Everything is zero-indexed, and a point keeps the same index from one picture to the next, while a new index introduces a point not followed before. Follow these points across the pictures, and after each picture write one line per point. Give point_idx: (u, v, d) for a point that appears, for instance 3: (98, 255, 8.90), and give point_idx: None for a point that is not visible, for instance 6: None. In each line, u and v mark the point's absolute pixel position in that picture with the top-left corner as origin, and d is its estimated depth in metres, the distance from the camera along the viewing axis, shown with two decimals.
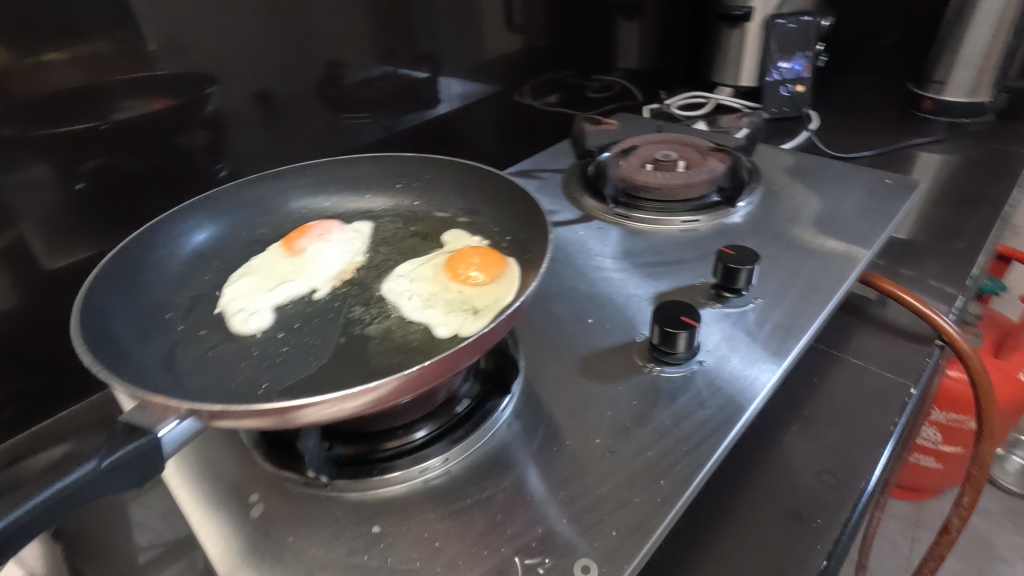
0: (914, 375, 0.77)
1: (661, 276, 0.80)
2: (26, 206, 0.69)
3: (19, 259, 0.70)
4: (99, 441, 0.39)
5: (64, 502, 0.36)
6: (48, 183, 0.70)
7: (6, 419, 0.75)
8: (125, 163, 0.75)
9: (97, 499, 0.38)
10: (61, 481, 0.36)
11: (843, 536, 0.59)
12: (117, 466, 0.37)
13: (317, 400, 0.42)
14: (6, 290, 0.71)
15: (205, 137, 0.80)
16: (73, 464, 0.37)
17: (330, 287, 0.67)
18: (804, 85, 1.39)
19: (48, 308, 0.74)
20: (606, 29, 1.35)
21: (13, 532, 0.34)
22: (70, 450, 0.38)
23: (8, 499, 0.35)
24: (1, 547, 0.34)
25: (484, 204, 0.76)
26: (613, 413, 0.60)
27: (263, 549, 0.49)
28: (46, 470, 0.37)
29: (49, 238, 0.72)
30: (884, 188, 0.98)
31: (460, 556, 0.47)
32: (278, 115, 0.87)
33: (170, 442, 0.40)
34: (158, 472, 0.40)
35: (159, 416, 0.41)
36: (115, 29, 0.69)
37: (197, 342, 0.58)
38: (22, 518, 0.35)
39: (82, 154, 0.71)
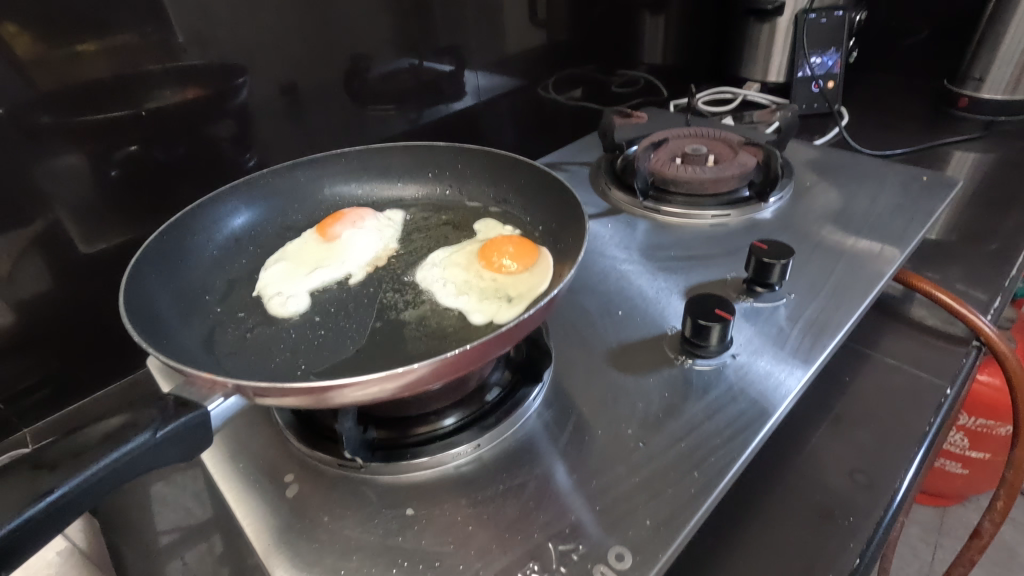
0: (950, 375, 0.75)
1: (690, 270, 0.79)
2: (61, 193, 0.71)
3: (54, 243, 0.72)
4: (152, 413, 0.40)
5: (119, 472, 0.37)
6: (82, 169, 0.71)
7: (43, 399, 0.78)
8: (155, 152, 0.76)
9: (149, 470, 0.39)
10: (117, 450, 0.37)
11: (876, 536, 0.58)
12: (167, 437, 0.38)
13: (358, 380, 0.42)
14: (43, 274, 0.72)
15: (232, 127, 0.82)
16: (127, 435, 0.38)
17: (364, 273, 0.68)
18: (835, 80, 1.38)
19: (84, 293, 0.76)
20: (632, 24, 1.34)
21: (73, 497, 0.35)
22: (124, 420, 0.39)
23: (68, 466, 0.36)
24: (62, 512, 0.35)
25: (515, 194, 0.76)
26: (643, 405, 0.60)
27: (298, 530, 0.50)
28: (103, 439, 0.38)
29: (85, 224, 0.74)
30: (919, 185, 0.96)
31: (492, 541, 0.48)
32: (305, 106, 0.88)
33: (218, 416, 0.41)
34: (205, 446, 0.41)
35: (207, 393, 0.41)
36: (150, 20, 0.71)
37: (235, 325, 0.59)
38: (82, 485, 0.36)
39: (115, 142, 0.73)
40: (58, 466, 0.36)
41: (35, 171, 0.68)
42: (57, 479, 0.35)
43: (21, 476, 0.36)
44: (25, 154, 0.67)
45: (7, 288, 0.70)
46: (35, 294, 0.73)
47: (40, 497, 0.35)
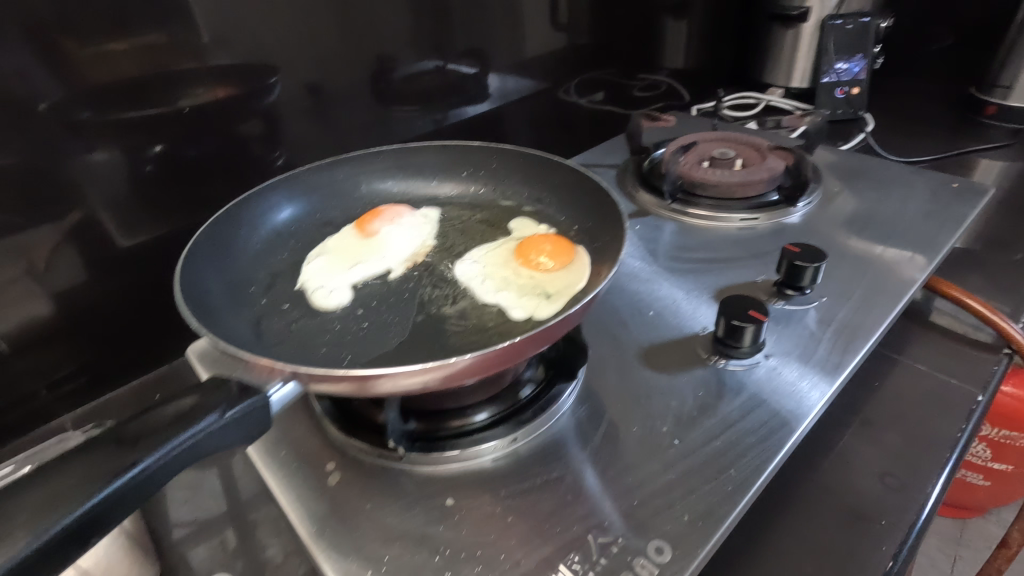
0: (981, 382, 0.75)
1: (720, 272, 0.80)
2: (96, 187, 0.73)
3: (91, 236, 0.74)
4: (218, 396, 0.42)
5: (191, 449, 0.39)
6: (116, 164, 0.73)
7: (79, 387, 0.80)
8: (188, 150, 0.78)
9: (218, 450, 0.41)
10: (189, 429, 0.39)
11: (908, 540, 0.58)
12: (234, 418, 0.40)
13: (405, 370, 0.43)
14: (78, 266, 0.74)
15: (262, 125, 0.84)
16: (197, 416, 0.40)
17: (403, 268, 0.69)
18: (860, 87, 1.37)
19: (118, 285, 0.78)
20: (655, 28, 1.35)
21: (153, 471, 0.38)
22: (194, 401, 0.41)
23: (147, 442, 0.38)
24: (143, 485, 0.37)
25: (549, 193, 0.77)
26: (678, 403, 0.60)
27: (340, 517, 0.51)
28: (176, 419, 0.40)
29: (119, 218, 0.76)
30: (950, 192, 0.96)
31: (531, 532, 0.49)
32: (333, 106, 0.90)
33: (276, 401, 0.42)
34: (266, 429, 0.43)
35: (266, 378, 0.43)
36: (179, 20, 0.72)
37: (280, 316, 0.61)
38: (161, 460, 0.38)
39: (150, 138, 0.75)
40: (138, 443, 0.38)
41: (73, 166, 0.70)
42: (138, 455, 0.38)
43: (104, 450, 0.38)
44: (61, 150, 0.69)
45: (45, 280, 0.72)
46: (70, 286, 0.75)
47: (123, 471, 0.37)
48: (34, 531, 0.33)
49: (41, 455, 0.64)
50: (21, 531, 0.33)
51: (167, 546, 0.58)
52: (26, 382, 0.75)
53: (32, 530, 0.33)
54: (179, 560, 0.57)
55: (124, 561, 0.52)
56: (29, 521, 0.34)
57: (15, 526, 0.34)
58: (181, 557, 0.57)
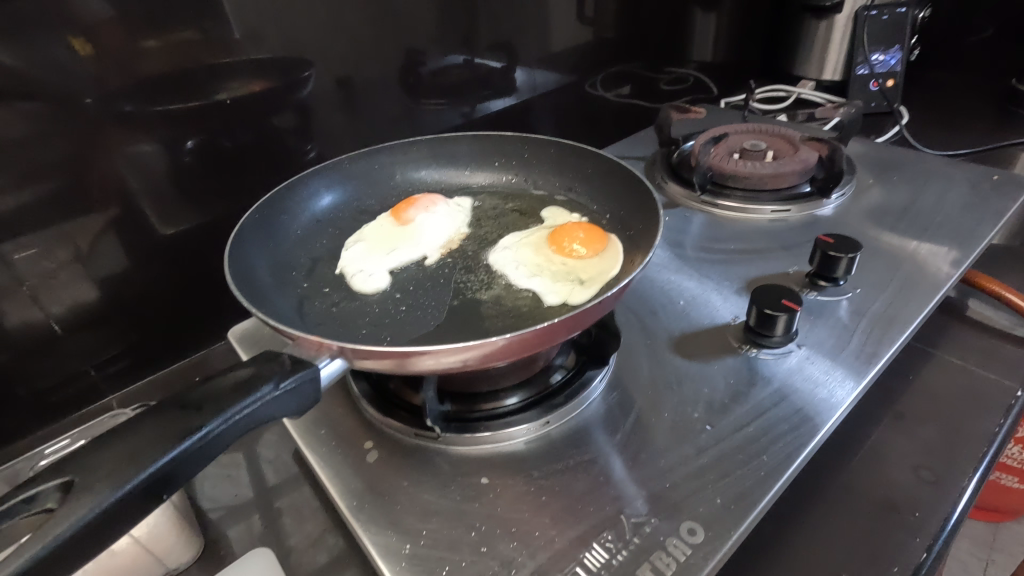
0: (1021, 377, 0.74)
1: (751, 263, 0.80)
2: (139, 177, 0.76)
3: (133, 224, 0.77)
4: (272, 367, 0.43)
5: (250, 417, 0.41)
6: (157, 155, 0.76)
7: (123, 370, 0.84)
8: (225, 140, 0.81)
9: (274, 417, 0.43)
10: (249, 397, 0.41)
11: (943, 532, 0.58)
12: (289, 388, 0.42)
13: (444, 348, 0.45)
14: (121, 253, 0.78)
15: (295, 118, 0.86)
16: (255, 385, 0.42)
17: (438, 254, 0.71)
18: (895, 79, 1.35)
19: (158, 272, 0.82)
20: (683, 21, 1.34)
21: (215, 436, 0.40)
22: (251, 372, 0.43)
23: (210, 409, 0.40)
24: (206, 448, 0.39)
25: (581, 183, 0.79)
26: (709, 391, 0.60)
27: (379, 493, 0.53)
28: (235, 387, 0.42)
29: (160, 206, 0.79)
30: (989, 184, 0.93)
31: (565, 511, 0.50)
32: (363, 100, 0.92)
33: (325, 375, 0.45)
34: (315, 401, 0.45)
35: (315, 353, 0.45)
36: (213, 16, 0.74)
37: (321, 299, 0.63)
38: (222, 426, 0.40)
39: (189, 130, 0.78)
40: (202, 407, 0.40)
41: (117, 157, 0.73)
42: (202, 420, 0.40)
43: (171, 413, 0.40)
44: (103, 141, 0.71)
45: (90, 265, 0.75)
46: (114, 272, 0.78)
47: (190, 434, 0.39)
48: (113, 484, 0.36)
49: (94, 429, 0.68)
50: (102, 485, 0.36)
51: (208, 521, 0.61)
52: (74, 364, 0.78)
53: (110, 484, 0.36)
54: (219, 535, 0.60)
55: (172, 531, 0.54)
56: (108, 476, 0.36)
57: (96, 480, 0.36)
58: (221, 531, 0.60)
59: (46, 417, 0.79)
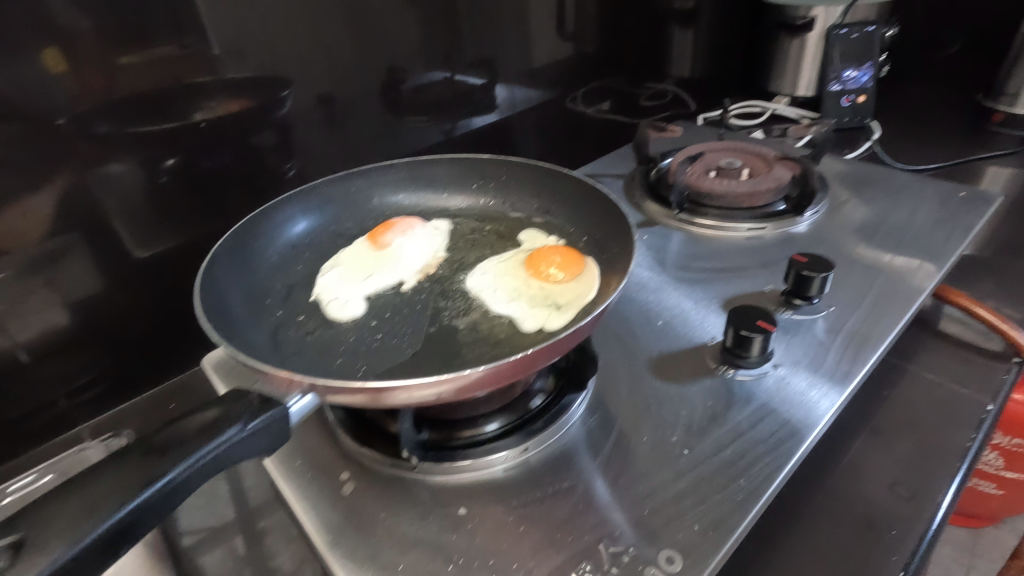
0: (991, 392, 0.75)
1: (728, 282, 0.81)
2: (114, 199, 0.75)
3: (108, 246, 0.76)
4: (240, 408, 0.43)
5: (216, 460, 0.40)
6: (131, 176, 0.75)
7: (97, 396, 0.82)
8: (201, 161, 0.80)
9: (242, 459, 0.42)
10: (214, 440, 0.40)
11: (919, 549, 0.58)
12: (257, 428, 0.41)
13: (416, 382, 0.44)
14: (95, 276, 0.76)
15: (275, 137, 0.85)
16: (221, 427, 0.41)
17: (416, 279, 0.71)
18: (865, 95, 1.37)
19: (132, 294, 0.80)
20: (662, 38, 1.36)
21: (179, 482, 0.39)
22: (218, 413, 0.42)
23: (174, 454, 0.40)
24: (171, 495, 0.39)
25: (559, 205, 0.79)
26: (688, 413, 0.61)
27: (355, 525, 0.52)
28: (201, 430, 0.41)
29: (133, 229, 0.77)
30: (958, 200, 0.96)
31: (544, 541, 0.49)
32: (343, 117, 0.91)
33: (295, 412, 0.44)
34: (285, 441, 0.44)
35: (284, 391, 0.45)
36: (191, 32, 0.74)
37: (296, 327, 0.62)
38: (187, 472, 0.39)
39: (165, 150, 0.77)
40: (166, 453, 0.40)
41: (89, 179, 0.72)
42: (165, 466, 0.39)
43: (133, 461, 0.39)
44: (73, 163, 0.70)
45: (61, 289, 0.74)
46: (86, 295, 0.76)
47: (152, 482, 0.38)
48: (70, 540, 0.35)
49: (64, 464, 0.69)
50: (58, 542, 0.35)
51: (181, 551, 0.59)
52: (45, 391, 0.77)
53: (67, 540, 0.35)
54: (193, 565, 0.58)
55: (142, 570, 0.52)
56: (64, 532, 0.35)
57: (51, 537, 0.35)
58: (196, 560, 0.58)
59: (17, 444, 0.76)
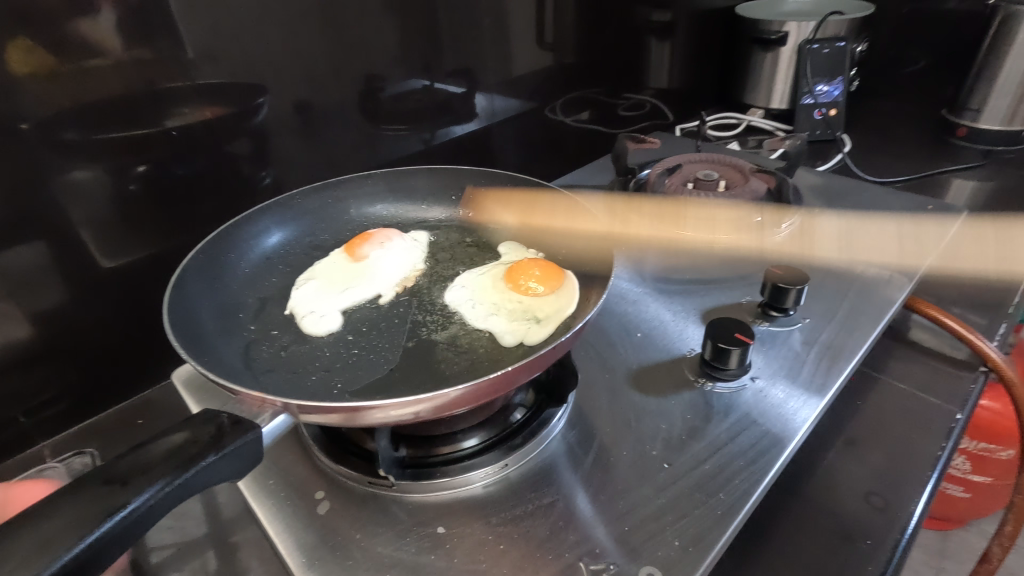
0: (960, 401, 0.77)
1: (706, 293, 0.81)
2: (77, 207, 0.72)
3: (73, 257, 0.73)
4: (209, 431, 0.42)
5: (182, 487, 0.39)
6: (98, 183, 0.72)
7: (61, 412, 0.79)
8: (173, 169, 0.78)
9: (210, 484, 0.41)
10: (182, 466, 0.39)
11: (893, 559, 0.59)
12: (226, 454, 0.41)
13: (390, 401, 0.43)
14: (57, 287, 0.73)
15: (250, 145, 0.84)
16: (189, 452, 0.40)
17: (394, 292, 0.70)
18: (837, 108, 1.40)
19: (97, 305, 0.77)
20: (640, 50, 1.37)
21: (144, 511, 0.38)
22: (185, 437, 0.41)
23: (138, 481, 0.38)
24: (134, 525, 0.37)
25: (538, 217, 0.79)
26: (667, 427, 0.61)
27: (331, 546, 0.51)
28: (167, 456, 0.40)
29: (102, 239, 0.75)
30: (926, 213, 0.98)
31: (525, 560, 0.49)
32: (319, 125, 0.90)
33: (268, 434, 0.44)
34: (255, 463, 0.44)
35: (255, 411, 0.44)
36: (162, 36, 0.72)
37: (269, 342, 0.61)
38: (152, 500, 0.38)
39: (134, 158, 0.74)
40: (129, 481, 0.38)
41: (51, 186, 0.69)
42: (129, 495, 0.37)
43: (93, 490, 0.38)
44: (37, 170, 0.67)
45: (20, 300, 0.71)
46: (48, 307, 0.73)
47: (115, 511, 0.37)
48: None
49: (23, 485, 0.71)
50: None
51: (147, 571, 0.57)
52: (6, 407, 0.74)
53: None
54: None
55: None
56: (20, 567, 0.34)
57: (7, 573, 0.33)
58: None
59: None
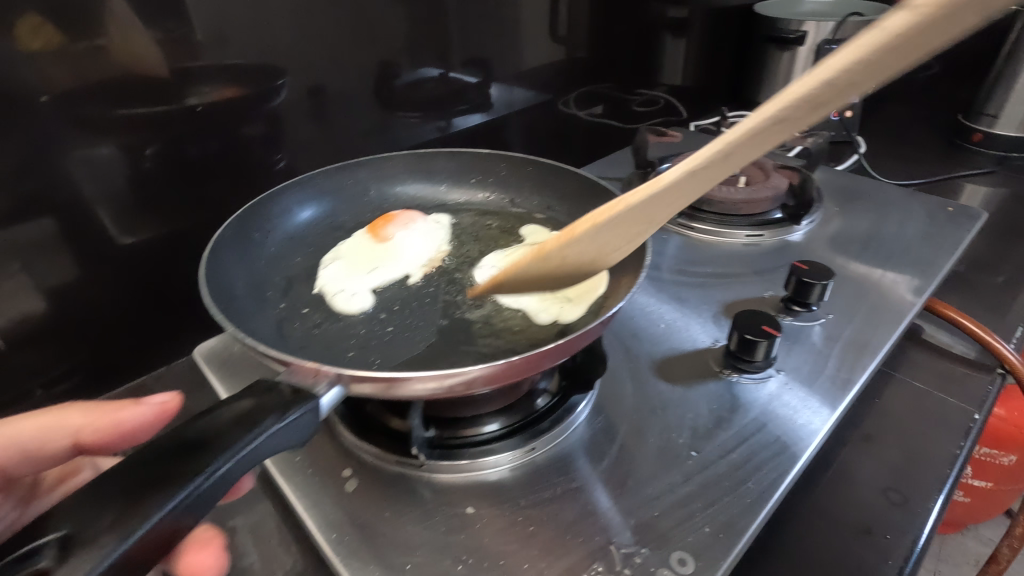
0: (977, 401, 0.77)
1: (728, 287, 0.81)
2: (93, 182, 0.71)
3: (91, 234, 0.73)
4: (276, 398, 0.41)
5: (256, 452, 0.38)
6: (115, 160, 0.72)
7: (74, 387, 0.79)
8: (191, 148, 0.77)
9: (278, 452, 0.40)
10: (253, 432, 0.38)
11: (913, 553, 0.59)
12: (295, 420, 0.40)
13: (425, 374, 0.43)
14: (72, 263, 0.73)
15: (264, 128, 0.83)
16: (258, 419, 0.39)
17: (422, 272, 0.70)
18: (852, 111, 1.39)
19: (112, 282, 0.77)
20: (654, 45, 1.37)
21: (223, 477, 0.37)
22: (252, 405, 0.41)
23: (215, 447, 0.37)
24: (215, 490, 0.36)
25: (560, 202, 0.80)
26: (693, 416, 0.61)
27: (360, 524, 0.51)
28: (236, 422, 0.39)
29: (118, 215, 0.75)
30: (945, 215, 0.98)
31: (554, 542, 0.49)
32: (331, 109, 0.89)
33: (325, 404, 0.42)
34: (316, 432, 0.42)
35: (312, 381, 0.43)
36: (179, 13, 0.71)
37: (301, 320, 0.61)
38: (231, 464, 0.37)
39: (152, 137, 0.74)
40: (206, 446, 0.37)
41: (66, 161, 0.68)
42: (209, 459, 0.37)
43: (171, 457, 0.37)
44: (56, 144, 0.67)
45: (35, 274, 0.70)
46: (61, 283, 0.73)
47: (197, 476, 0.36)
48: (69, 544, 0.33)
49: None
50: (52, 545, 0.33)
51: None
52: (19, 381, 0.73)
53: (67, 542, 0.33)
54: None
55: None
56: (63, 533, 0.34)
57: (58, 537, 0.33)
58: None
59: None
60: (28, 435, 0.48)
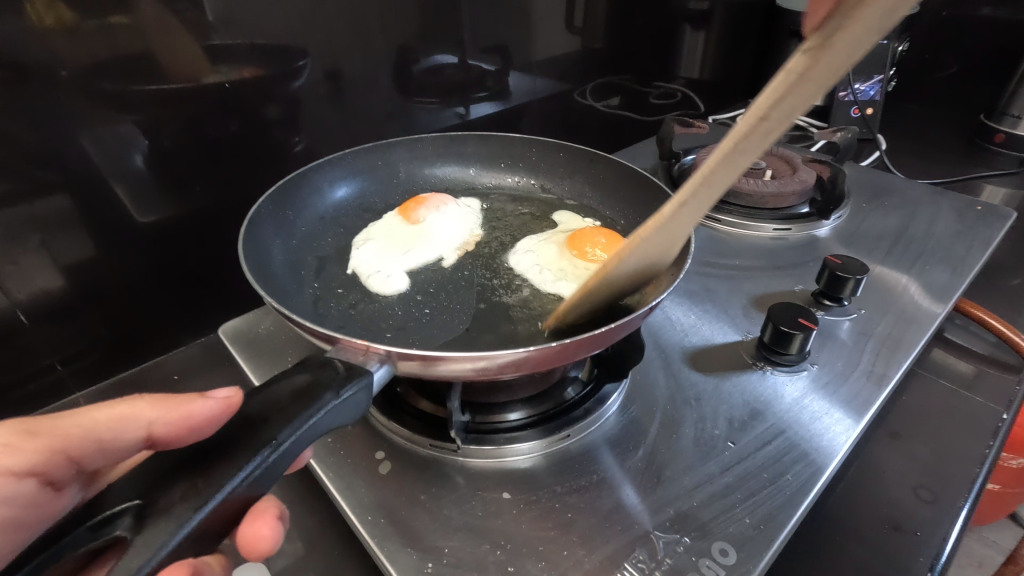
0: (1006, 401, 0.76)
1: (757, 280, 0.81)
2: (112, 160, 0.70)
3: (110, 211, 0.72)
4: (332, 373, 0.41)
5: (317, 427, 0.38)
6: (134, 138, 0.71)
7: (93, 363, 0.78)
8: (209, 128, 0.76)
9: (332, 428, 0.40)
10: (313, 407, 0.38)
11: (944, 550, 0.58)
12: (352, 396, 0.39)
13: (466, 354, 0.42)
14: (92, 241, 0.72)
15: (281, 110, 0.81)
16: (317, 394, 0.39)
17: (456, 256, 0.71)
18: (874, 108, 1.35)
19: (130, 261, 0.76)
20: (674, 38, 1.34)
21: (285, 451, 0.36)
22: (308, 380, 0.40)
23: (278, 419, 0.37)
24: (278, 463, 0.36)
25: (591, 189, 0.80)
26: (727, 407, 0.60)
27: (396, 506, 0.50)
28: (295, 396, 0.39)
29: (136, 194, 0.73)
30: (974, 214, 0.97)
31: (593, 529, 0.48)
32: (348, 92, 0.87)
33: (377, 382, 0.42)
34: (366, 410, 0.42)
35: (362, 359, 0.42)
36: None
37: (336, 300, 0.62)
38: (295, 437, 0.37)
39: (171, 115, 0.72)
40: (270, 420, 0.37)
41: (84, 137, 0.67)
42: (275, 432, 0.37)
43: (235, 430, 0.37)
44: (76, 120, 0.66)
45: (53, 251, 0.69)
46: (79, 260, 0.72)
47: (266, 448, 0.36)
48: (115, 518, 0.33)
49: None
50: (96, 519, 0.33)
51: None
52: (36, 357, 0.73)
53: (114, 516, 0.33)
54: None
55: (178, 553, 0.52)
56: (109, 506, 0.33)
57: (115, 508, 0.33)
58: None
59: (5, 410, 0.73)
60: (103, 426, 0.47)
